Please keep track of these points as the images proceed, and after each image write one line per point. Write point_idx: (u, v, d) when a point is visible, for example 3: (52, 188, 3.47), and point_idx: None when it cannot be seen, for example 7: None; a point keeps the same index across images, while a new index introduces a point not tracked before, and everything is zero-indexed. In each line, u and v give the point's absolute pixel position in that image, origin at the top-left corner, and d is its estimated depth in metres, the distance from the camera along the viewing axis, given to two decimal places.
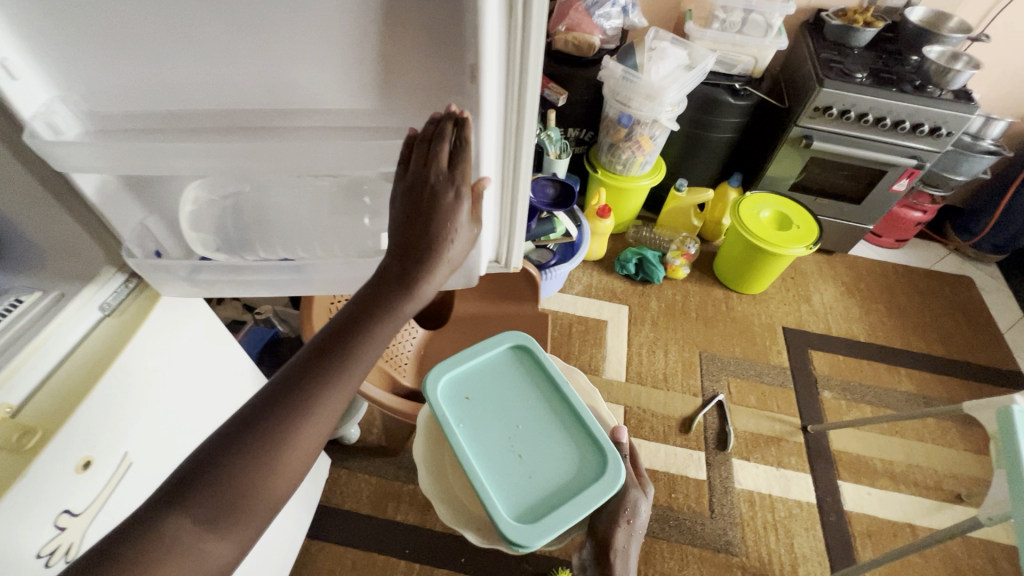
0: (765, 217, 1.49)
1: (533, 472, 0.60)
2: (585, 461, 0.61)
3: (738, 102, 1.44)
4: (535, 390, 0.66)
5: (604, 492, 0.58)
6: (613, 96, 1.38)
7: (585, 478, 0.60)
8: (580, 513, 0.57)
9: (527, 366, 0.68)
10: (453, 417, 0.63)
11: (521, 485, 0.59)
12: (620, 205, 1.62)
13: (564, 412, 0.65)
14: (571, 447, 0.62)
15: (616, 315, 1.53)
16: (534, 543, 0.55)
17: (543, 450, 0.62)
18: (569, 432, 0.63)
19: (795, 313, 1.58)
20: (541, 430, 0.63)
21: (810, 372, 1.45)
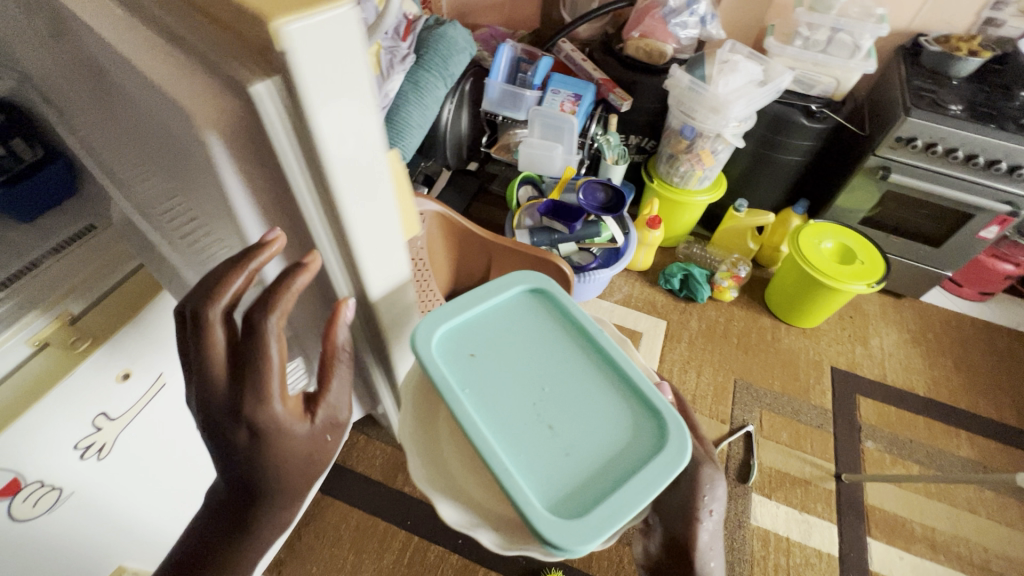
0: (827, 249, 1.41)
1: (570, 449, 0.52)
2: (636, 434, 0.53)
3: (813, 125, 1.37)
4: (561, 356, 0.59)
5: (669, 469, 0.50)
6: (678, 106, 1.35)
7: (636, 454, 0.52)
8: (638, 494, 0.49)
9: (538, 322, 0.63)
10: (455, 378, 0.56)
11: (557, 468, 0.51)
12: (672, 218, 1.58)
13: (600, 380, 0.57)
14: (614, 413, 0.55)
15: (652, 328, 1.50)
16: (581, 535, 0.47)
17: (578, 423, 0.54)
18: (610, 402, 0.56)
19: (848, 354, 1.48)
20: (573, 400, 0.56)
21: (854, 419, 1.36)
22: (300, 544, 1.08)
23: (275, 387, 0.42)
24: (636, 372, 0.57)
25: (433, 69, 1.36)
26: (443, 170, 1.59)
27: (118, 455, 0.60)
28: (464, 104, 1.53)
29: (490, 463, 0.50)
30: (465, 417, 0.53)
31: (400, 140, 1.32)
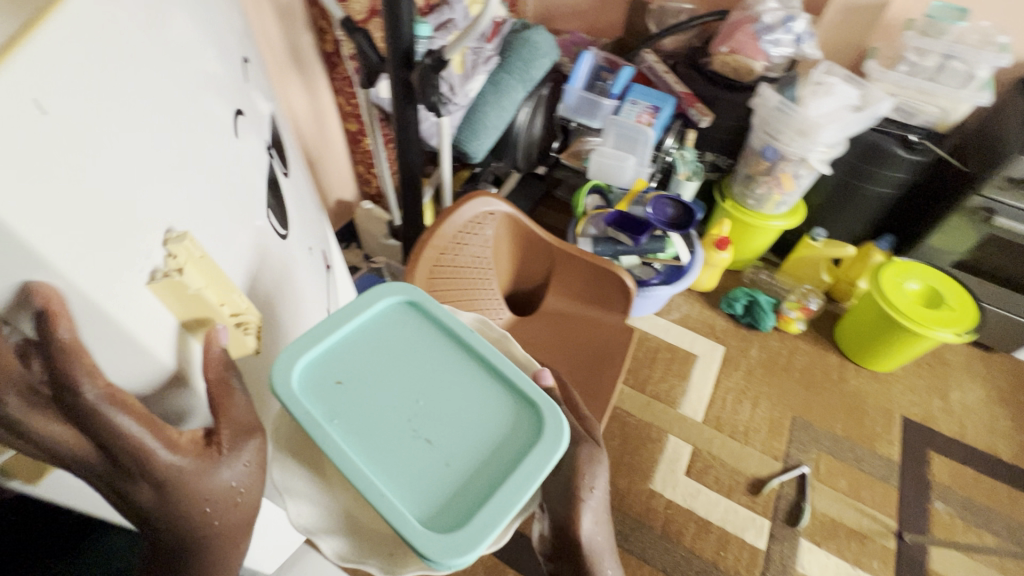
0: (911, 290, 1.31)
1: (451, 459, 0.43)
2: (514, 419, 0.46)
3: (910, 156, 1.28)
4: (431, 354, 0.50)
5: (551, 453, 0.44)
6: (761, 125, 1.30)
7: (519, 442, 0.45)
8: (523, 487, 0.42)
9: (417, 323, 0.52)
10: (323, 410, 0.45)
11: (439, 482, 0.42)
12: (742, 241, 1.52)
13: (472, 370, 0.49)
14: (499, 405, 0.47)
15: (709, 353, 1.45)
16: (472, 546, 0.39)
17: (457, 426, 0.45)
18: (484, 392, 0.48)
19: (923, 405, 1.37)
20: (448, 403, 0.47)
21: (924, 477, 1.25)
22: None
23: (158, 442, 0.35)
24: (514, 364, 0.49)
25: (514, 72, 1.38)
26: (511, 171, 1.61)
27: None
28: (540, 108, 1.54)
29: (365, 493, 0.40)
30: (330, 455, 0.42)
31: (475, 138, 1.35)
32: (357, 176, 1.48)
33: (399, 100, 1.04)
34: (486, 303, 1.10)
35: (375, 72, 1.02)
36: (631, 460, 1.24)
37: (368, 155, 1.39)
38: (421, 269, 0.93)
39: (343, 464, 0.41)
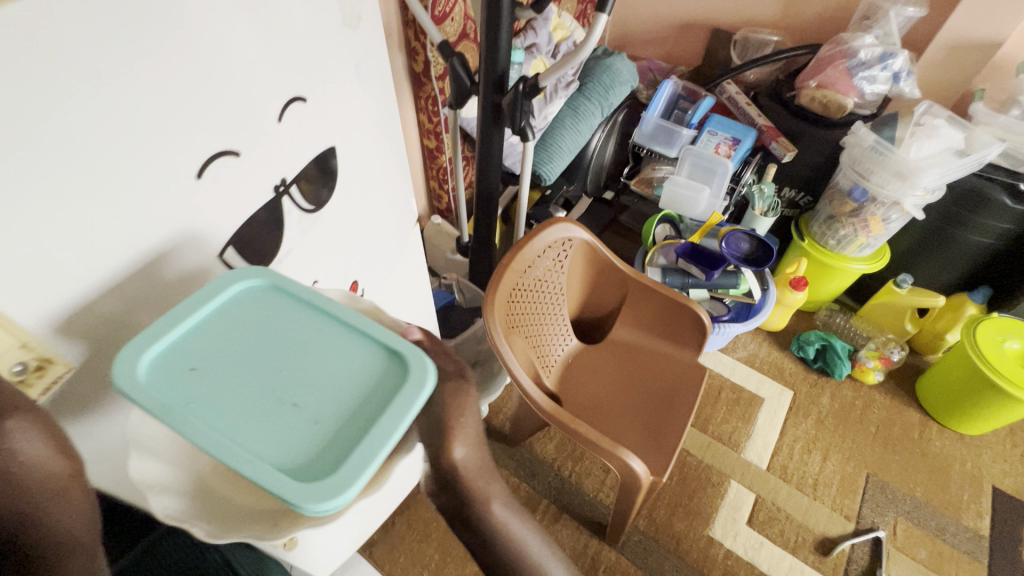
0: (1012, 350, 1.20)
1: (319, 418, 0.36)
2: (383, 363, 0.39)
3: (1017, 206, 1.19)
4: (284, 318, 0.41)
5: (423, 387, 0.38)
6: (852, 165, 1.24)
7: (393, 382, 0.38)
8: (397, 427, 0.35)
9: (267, 296, 0.42)
10: (166, 398, 0.35)
11: (304, 442, 0.34)
12: (818, 282, 1.46)
13: (330, 324, 0.41)
14: (370, 355, 0.40)
15: (776, 397, 1.38)
16: (344, 489, 0.32)
17: (330, 384, 0.38)
18: (347, 342, 0.40)
19: (1018, 476, 1.26)
20: (307, 365, 0.39)
21: (1018, 557, 1.14)
22: (394, 531, 1.13)
23: None
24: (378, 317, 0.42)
25: (594, 97, 1.39)
26: (580, 194, 1.60)
27: None
28: (614, 133, 1.53)
29: (229, 462, 0.32)
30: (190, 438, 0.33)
31: (550, 161, 1.32)
32: (429, 191, 1.50)
33: (486, 122, 1.05)
34: (555, 327, 1.10)
35: (465, 95, 1.04)
36: (689, 502, 1.19)
37: (442, 171, 1.41)
38: (504, 286, 0.93)
39: (203, 441, 0.33)
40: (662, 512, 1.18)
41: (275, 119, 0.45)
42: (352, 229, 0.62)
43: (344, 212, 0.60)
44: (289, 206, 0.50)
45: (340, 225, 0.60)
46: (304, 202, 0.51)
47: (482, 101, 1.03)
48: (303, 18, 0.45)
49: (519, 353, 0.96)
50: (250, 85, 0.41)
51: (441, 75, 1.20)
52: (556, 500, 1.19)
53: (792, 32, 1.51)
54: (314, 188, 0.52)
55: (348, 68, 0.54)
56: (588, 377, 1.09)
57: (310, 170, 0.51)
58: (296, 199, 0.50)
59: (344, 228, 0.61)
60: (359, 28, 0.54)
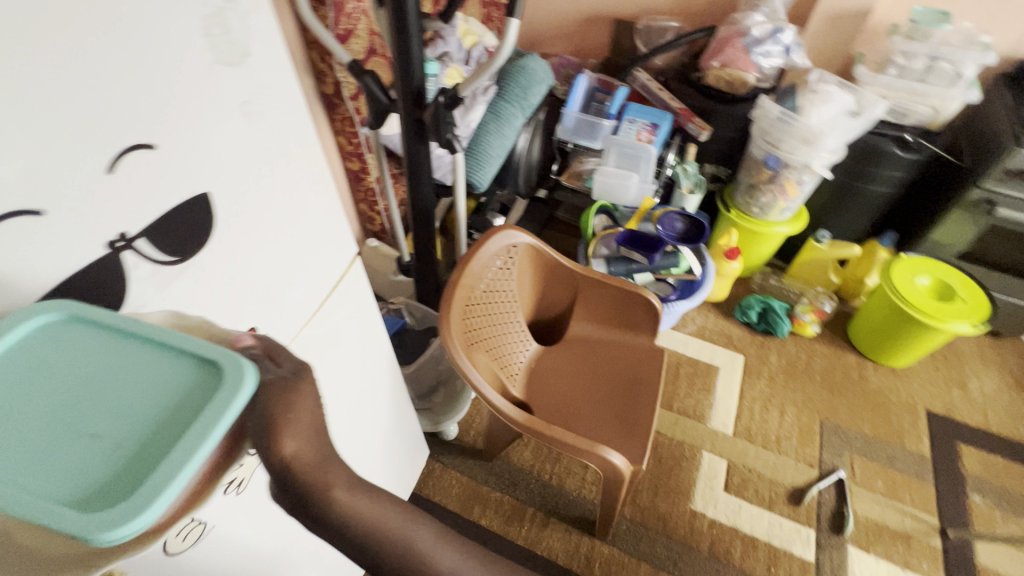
0: (923, 284, 1.33)
1: (118, 443, 0.27)
2: (195, 359, 0.30)
3: (906, 155, 1.31)
4: (63, 346, 0.31)
5: (245, 378, 0.29)
6: (762, 136, 1.32)
7: (208, 382, 0.29)
8: (209, 431, 0.27)
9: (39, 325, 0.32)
10: None
11: (92, 476, 0.26)
12: (749, 248, 1.53)
13: (123, 333, 0.31)
14: (172, 360, 0.30)
15: (729, 363, 1.45)
16: (148, 507, 0.24)
17: (130, 402, 0.29)
18: (149, 349, 0.31)
19: (945, 397, 1.39)
20: (98, 385, 0.30)
21: (956, 469, 1.26)
22: None
23: None
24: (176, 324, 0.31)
25: (513, 99, 1.39)
26: (514, 197, 1.59)
27: (251, 488, 0.60)
28: (537, 133, 1.54)
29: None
30: None
31: (481, 168, 1.32)
32: (359, 215, 1.44)
33: (410, 138, 1.02)
34: (513, 334, 1.09)
35: (382, 113, 1.00)
36: (668, 481, 1.22)
37: (370, 192, 1.35)
38: (457, 304, 0.90)
39: None
40: (645, 496, 1.20)
41: (103, 171, 0.38)
42: (242, 285, 0.53)
43: (225, 266, 0.51)
44: (134, 261, 0.42)
45: (216, 283, 0.50)
46: (159, 254, 0.44)
47: (402, 116, 0.99)
48: (160, 52, 0.39)
49: (482, 368, 0.94)
50: (81, 134, 0.36)
51: (355, 94, 1.15)
52: (541, 506, 1.18)
53: (689, 16, 1.58)
54: (173, 239, 0.44)
55: (235, 107, 0.47)
56: (554, 378, 1.09)
57: (179, 220, 0.44)
58: (144, 254, 0.43)
59: (224, 285, 0.51)
60: (250, 63, 0.47)
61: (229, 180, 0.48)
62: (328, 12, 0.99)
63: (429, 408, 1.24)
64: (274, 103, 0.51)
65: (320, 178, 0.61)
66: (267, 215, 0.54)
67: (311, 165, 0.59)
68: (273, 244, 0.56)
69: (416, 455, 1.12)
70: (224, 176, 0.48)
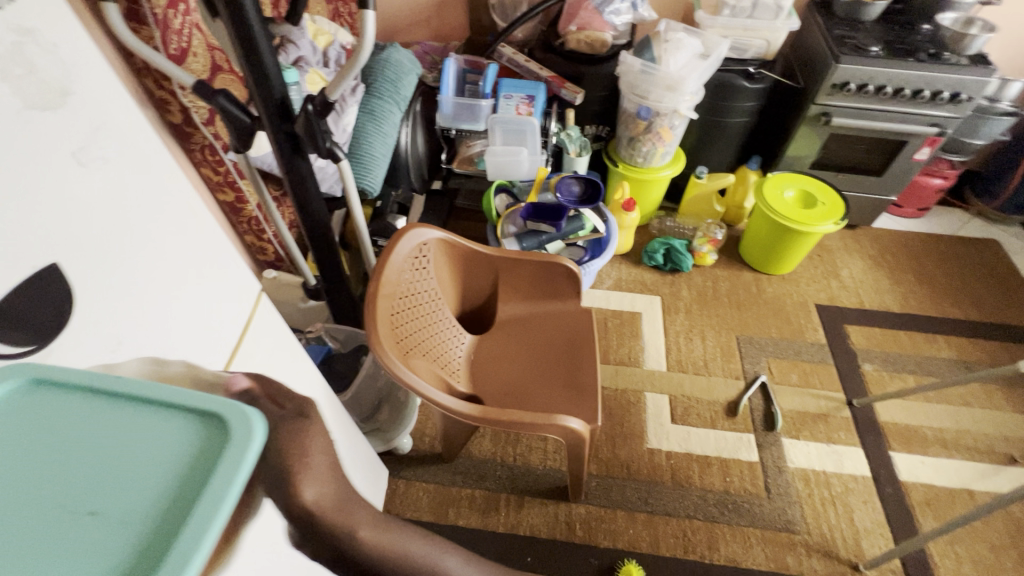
0: (790, 197, 1.50)
1: (124, 518, 0.29)
2: (194, 424, 0.33)
3: (754, 86, 1.46)
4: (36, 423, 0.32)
5: (252, 441, 0.32)
6: (630, 90, 1.39)
7: (212, 441, 0.32)
8: (231, 478, 0.30)
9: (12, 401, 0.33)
10: None
11: (103, 561, 0.28)
12: (642, 197, 1.63)
13: (111, 405, 0.33)
14: (166, 423, 0.33)
15: (649, 306, 1.54)
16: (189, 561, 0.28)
17: (123, 476, 0.31)
18: (142, 420, 0.33)
19: (826, 289, 1.59)
20: (86, 465, 0.31)
21: (847, 347, 1.46)
22: None
23: None
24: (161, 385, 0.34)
25: (385, 95, 1.34)
26: (410, 194, 1.55)
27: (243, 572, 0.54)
28: (418, 125, 1.50)
29: None
30: None
31: (369, 172, 1.26)
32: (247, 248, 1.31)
33: (285, 154, 0.94)
34: (445, 330, 1.07)
35: (248, 133, 0.91)
36: (622, 429, 1.29)
37: (254, 221, 1.24)
38: (384, 318, 0.86)
39: None
40: (605, 448, 1.25)
41: None
42: (131, 357, 0.47)
43: (103, 339, 0.44)
44: None
45: (98, 360, 0.43)
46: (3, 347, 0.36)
47: (271, 131, 0.92)
48: None
49: (424, 376, 0.91)
50: None
51: (209, 119, 1.04)
52: (513, 489, 1.19)
53: None
54: (30, 322, 0.38)
55: (69, 159, 0.40)
56: (495, 364, 1.09)
57: (21, 303, 0.37)
58: None
59: (107, 361, 0.44)
60: (75, 104, 0.40)
61: (83, 242, 0.42)
62: (153, 32, 0.87)
63: (378, 427, 1.19)
64: (125, 147, 0.45)
65: (202, 218, 0.55)
66: (144, 270, 0.48)
67: (186, 207, 0.53)
68: (155, 305, 0.49)
69: (377, 480, 1.07)
70: (76, 240, 0.41)
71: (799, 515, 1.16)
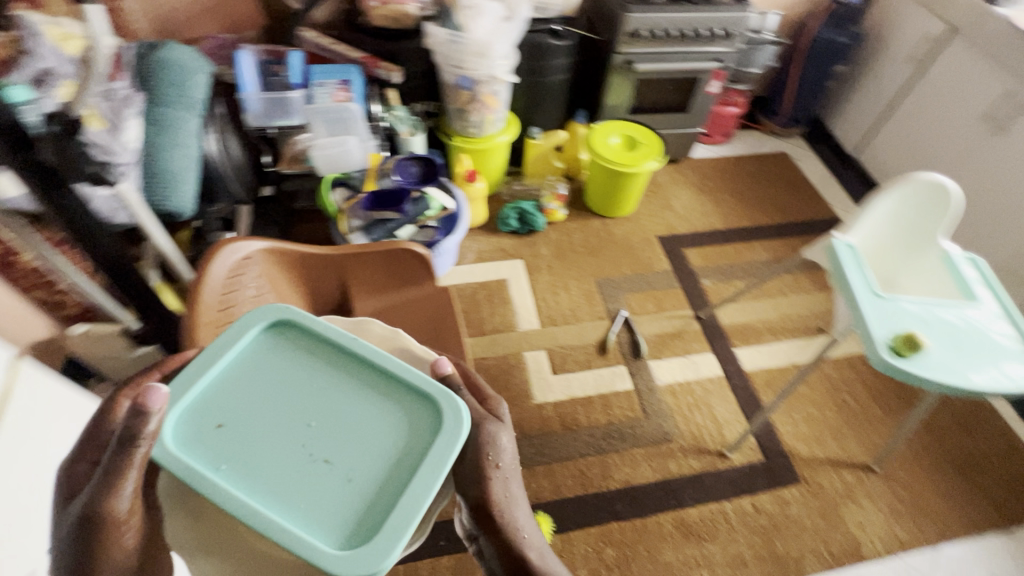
0: (615, 143, 1.61)
1: (354, 470, 0.57)
2: (418, 416, 0.61)
3: (561, 43, 1.52)
4: (316, 381, 0.63)
5: (448, 442, 0.58)
6: (445, 61, 1.38)
7: (424, 435, 0.60)
8: (433, 467, 0.56)
9: (306, 361, 0.64)
10: (224, 454, 0.56)
11: (345, 496, 0.55)
12: (485, 167, 1.64)
13: (370, 386, 0.63)
14: (393, 413, 0.61)
15: (513, 271, 1.58)
16: (395, 522, 0.53)
17: (357, 447, 0.59)
18: (384, 402, 0.62)
19: (664, 221, 1.76)
20: (347, 425, 0.60)
21: (687, 268, 1.63)
22: None
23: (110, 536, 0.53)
24: (407, 379, 0.63)
25: (172, 101, 1.17)
26: (237, 206, 1.41)
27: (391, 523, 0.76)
28: (227, 129, 1.36)
29: (291, 508, 0.54)
30: (275, 484, 0.55)
31: (174, 190, 1.13)
32: (39, 306, 1.07)
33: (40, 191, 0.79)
34: None
35: None
36: (508, 394, 1.32)
37: (35, 274, 1.01)
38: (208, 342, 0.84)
39: (280, 486, 0.55)
40: None
41: None
42: None
43: None
44: None
45: None
46: None
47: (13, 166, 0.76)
48: None
49: None
50: None
51: None
52: None
53: None
54: None
55: None
56: None
57: None
58: None
59: None
60: None
61: None
62: None
63: None
64: None
65: None
66: None
67: None
68: None
69: None
70: None
71: (673, 425, 1.30)
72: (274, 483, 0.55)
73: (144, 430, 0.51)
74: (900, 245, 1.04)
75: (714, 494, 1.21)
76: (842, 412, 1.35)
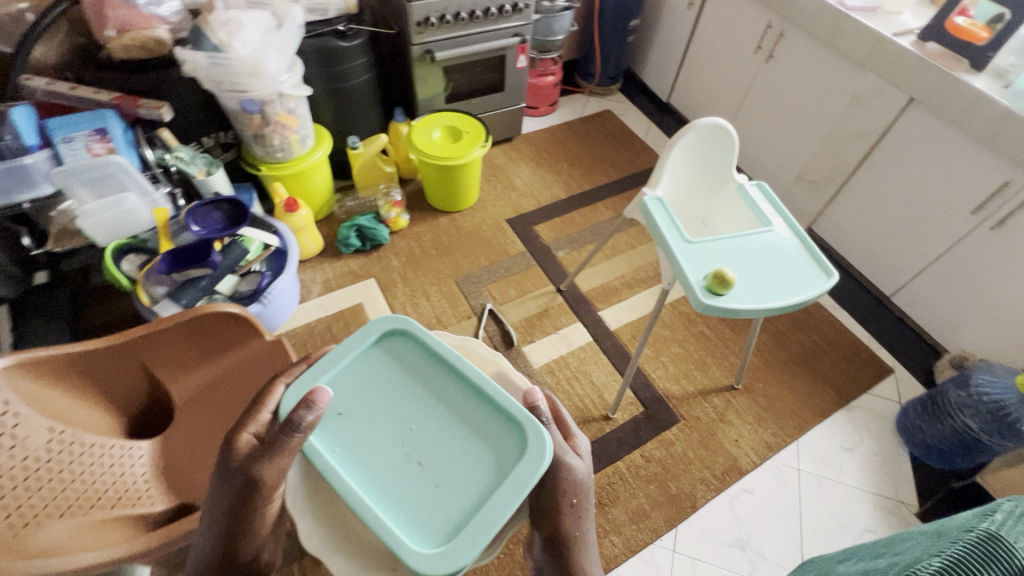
0: (438, 137, 1.55)
1: (440, 481, 0.58)
2: (513, 438, 0.61)
3: (351, 43, 1.41)
4: (420, 388, 0.65)
5: (531, 472, 0.57)
6: (218, 87, 1.21)
7: (513, 458, 0.59)
8: (512, 497, 0.56)
9: (408, 368, 0.66)
10: (331, 441, 0.60)
11: (426, 505, 0.57)
12: (306, 190, 1.50)
13: (474, 400, 0.64)
14: (486, 437, 0.61)
15: (367, 291, 1.49)
16: (468, 545, 0.53)
17: (449, 459, 0.60)
18: (484, 418, 0.63)
19: (510, 202, 1.75)
20: (445, 437, 0.61)
21: (540, 245, 1.65)
22: None
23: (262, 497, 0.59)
24: (506, 401, 0.62)
25: None
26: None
27: None
28: None
29: (377, 507, 0.57)
30: (369, 478, 0.58)
31: None
32: None
33: None
34: (100, 458, 0.83)
35: None
36: None
37: None
38: None
39: (371, 484, 0.58)
40: None
41: None
42: None
43: None
44: None
45: None
46: None
47: None
48: None
49: (71, 543, 0.72)
50: None
51: None
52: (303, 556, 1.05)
53: None
54: None
55: None
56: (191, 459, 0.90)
57: None
58: None
59: None
60: None
61: None
62: None
63: None
64: None
65: None
66: None
67: None
68: None
69: None
70: None
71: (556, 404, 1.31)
72: (367, 476, 0.59)
73: (303, 422, 0.57)
74: (704, 186, 1.12)
75: (606, 458, 1.24)
76: (701, 344, 1.46)
